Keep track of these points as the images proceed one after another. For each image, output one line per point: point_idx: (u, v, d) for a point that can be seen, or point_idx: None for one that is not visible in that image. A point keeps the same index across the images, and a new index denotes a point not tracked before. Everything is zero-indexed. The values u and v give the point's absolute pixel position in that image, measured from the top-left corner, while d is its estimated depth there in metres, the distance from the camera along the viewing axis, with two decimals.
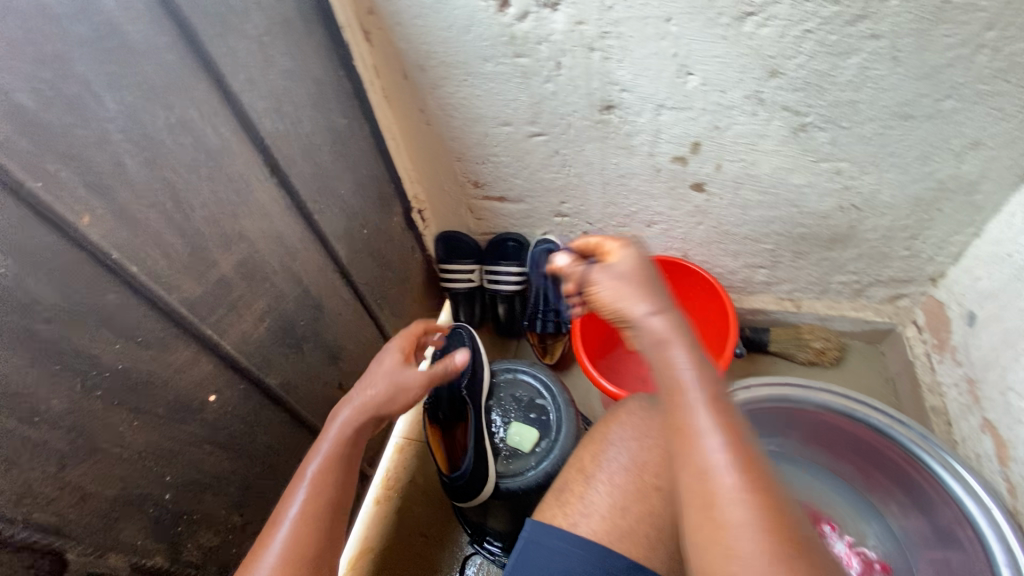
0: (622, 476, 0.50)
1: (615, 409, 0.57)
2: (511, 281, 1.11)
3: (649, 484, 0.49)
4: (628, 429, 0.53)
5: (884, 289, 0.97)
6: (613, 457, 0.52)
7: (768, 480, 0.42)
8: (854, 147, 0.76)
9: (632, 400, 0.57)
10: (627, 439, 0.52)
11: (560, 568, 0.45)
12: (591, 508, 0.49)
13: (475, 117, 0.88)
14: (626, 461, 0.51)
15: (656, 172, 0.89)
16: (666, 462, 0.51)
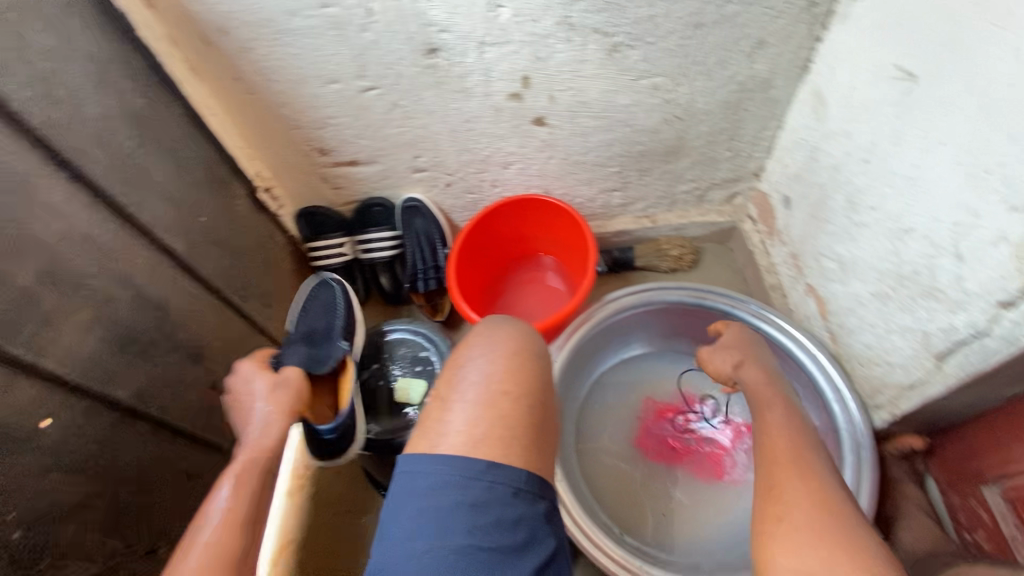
0: (475, 390, 0.52)
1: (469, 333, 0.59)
2: (385, 247, 1.09)
3: (502, 392, 0.51)
4: (480, 350, 0.55)
5: (720, 191, 1.08)
6: (467, 376, 0.53)
7: (826, 488, 0.53)
8: (663, 60, 0.82)
9: (482, 325, 0.59)
10: (479, 358, 0.54)
11: (425, 488, 0.46)
12: (450, 426, 0.50)
13: (299, 78, 0.83)
14: (478, 376, 0.53)
15: (497, 111, 0.90)
16: (514, 370, 0.54)
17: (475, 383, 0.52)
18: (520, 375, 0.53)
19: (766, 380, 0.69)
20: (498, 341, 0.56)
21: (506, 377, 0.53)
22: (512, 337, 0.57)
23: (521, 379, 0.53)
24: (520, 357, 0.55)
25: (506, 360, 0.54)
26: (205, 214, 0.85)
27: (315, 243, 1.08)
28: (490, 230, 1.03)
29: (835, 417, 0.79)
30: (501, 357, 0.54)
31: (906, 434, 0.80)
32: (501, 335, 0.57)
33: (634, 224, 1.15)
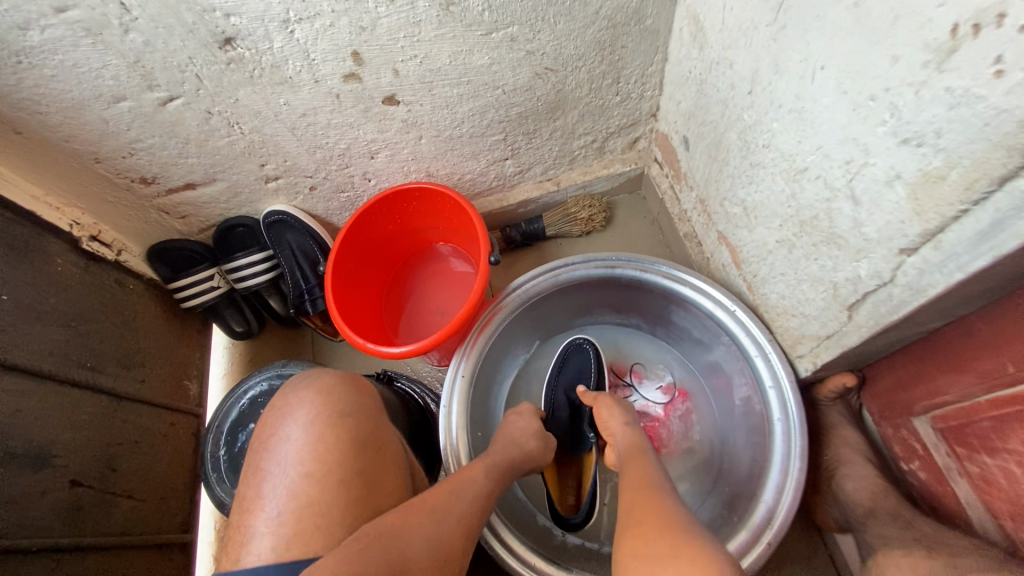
0: (295, 457, 0.50)
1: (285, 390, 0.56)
2: (257, 273, 0.96)
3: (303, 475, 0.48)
4: (284, 425, 0.52)
5: (620, 138, 0.97)
6: (271, 465, 0.50)
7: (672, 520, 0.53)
8: (511, 7, 0.69)
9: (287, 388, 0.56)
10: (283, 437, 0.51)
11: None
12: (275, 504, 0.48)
13: (74, 103, 0.67)
14: (296, 441, 0.51)
15: (336, 98, 0.76)
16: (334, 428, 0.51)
17: (282, 469, 0.49)
18: (336, 426, 0.52)
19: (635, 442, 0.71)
20: (301, 408, 0.53)
21: (314, 450, 0.50)
22: (315, 403, 0.53)
23: (331, 450, 0.50)
24: (332, 405, 0.53)
25: (313, 429, 0.51)
26: (5, 289, 0.70)
27: (179, 282, 0.94)
28: (370, 237, 0.90)
29: (761, 373, 0.74)
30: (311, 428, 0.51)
31: (840, 373, 0.74)
32: (301, 401, 0.53)
33: (537, 190, 1.03)
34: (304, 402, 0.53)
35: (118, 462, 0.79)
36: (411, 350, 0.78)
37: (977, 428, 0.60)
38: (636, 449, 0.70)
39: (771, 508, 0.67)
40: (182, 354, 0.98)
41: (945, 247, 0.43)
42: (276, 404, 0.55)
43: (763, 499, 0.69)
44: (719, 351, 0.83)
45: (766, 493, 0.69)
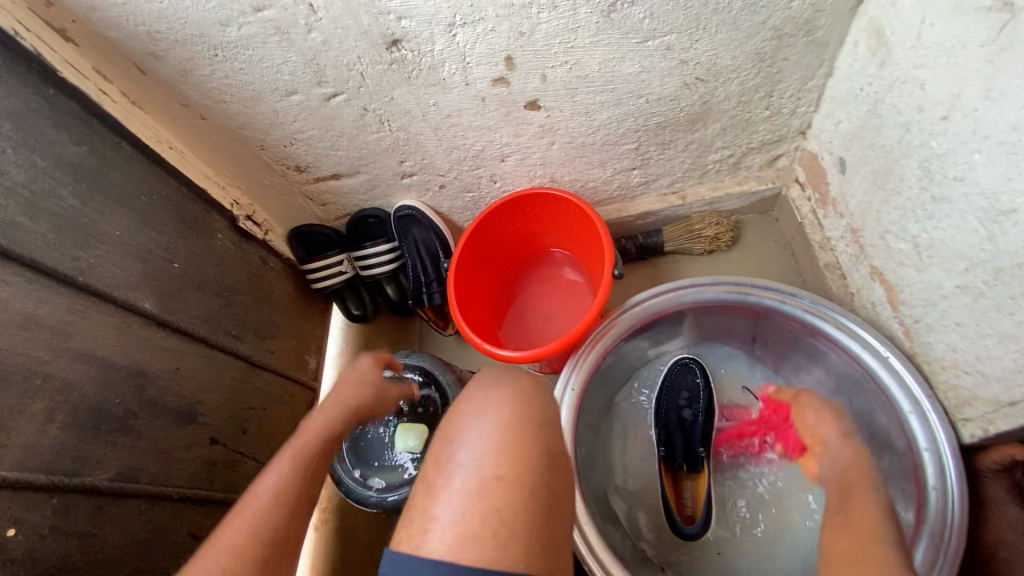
0: (464, 475, 0.45)
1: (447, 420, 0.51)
2: (382, 263, 1.00)
3: (497, 477, 0.44)
4: (484, 418, 0.49)
5: (759, 155, 0.92)
6: (457, 458, 0.46)
7: None
8: (674, 15, 0.67)
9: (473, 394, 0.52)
10: (473, 433, 0.48)
11: None
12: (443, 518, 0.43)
13: (252, 95, 0.73)
14: (467, 459, 0.46)
15: (482, 101, 0.77)
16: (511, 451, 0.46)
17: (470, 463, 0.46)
18: (519, 454, 0.46)
19: (853, 464, 0.62)
20: (501, 407, 0.49)
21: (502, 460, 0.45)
22: (512, 415, 0.49)
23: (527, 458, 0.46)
24: (520, 426, 0.48)
25: (503, 435, 0.47)
26: (181, 259, 0.77)
27: (311, 263, 1.00)
28: (490, 237, 0.92)
29: (914, 434, 0.67)
30: (511, 434, 0.47)
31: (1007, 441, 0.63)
32: (503, 401, 0.50)
33: (660, 203, 1.00)
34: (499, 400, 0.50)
35: (247, 424, 0.85)
36: (529, 356, 0.78)
37: None
38: (854, 467, 0.61)
39: None
40: (304, 330, 1.05)
41: None
42: (473, 394, 0.52)
43: None
44: (861, 399, 0.76)
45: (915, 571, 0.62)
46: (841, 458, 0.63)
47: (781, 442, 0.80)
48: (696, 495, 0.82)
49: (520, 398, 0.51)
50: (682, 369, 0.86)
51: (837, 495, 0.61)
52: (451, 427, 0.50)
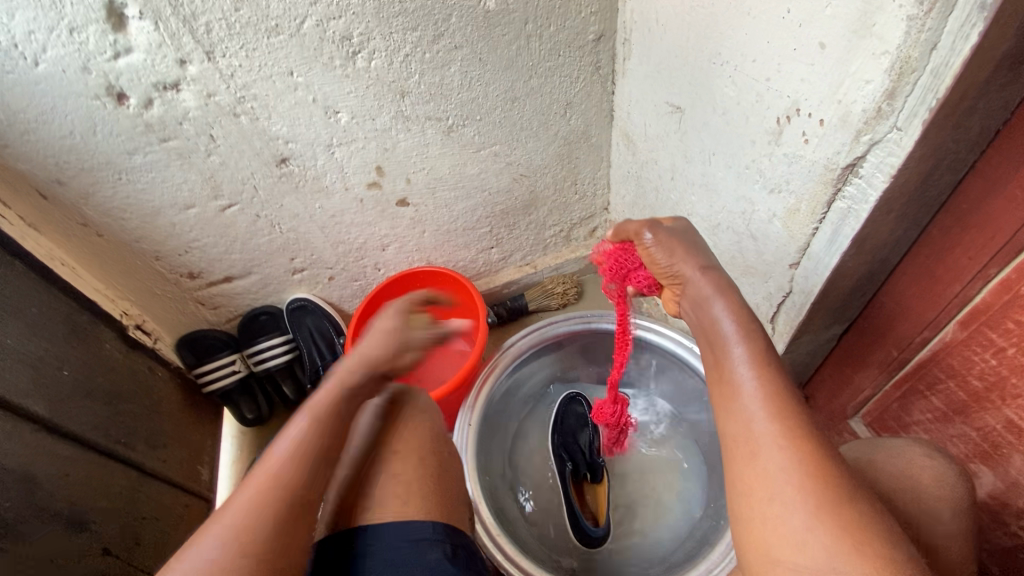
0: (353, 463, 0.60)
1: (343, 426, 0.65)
2: (276, 355, 1.07)
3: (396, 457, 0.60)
4: (377, 418, 0.63)
5: (582, 228, 1.21)
6: (348, 453, 0.61)
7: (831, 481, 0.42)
8: (494, 131, 0.95)
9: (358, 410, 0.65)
10: (371, 432, 0.62)
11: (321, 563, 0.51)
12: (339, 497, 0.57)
13: (152, 211, 0.84)
14: (356, 451, 0.61)
15: (360, 202, 0.96)
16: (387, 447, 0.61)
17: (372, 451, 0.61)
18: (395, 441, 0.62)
19: (723, 312, 0.53)
20: (392, 408, 0.65)
21: (397, 445, 0.61)
22: (398, 409, 0.65)
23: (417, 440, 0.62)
24: (394, 424, 0.63)
25: (380, 432, 0.62)
26: (69, 366, 0.80)
27: (204, 367, 1.04)
28: (379, 313, 1.06)
29: None
30: (401, 424, 0.63)
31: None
32: (392, 404, 0.65)
33: (518, 273, 1.24)
34: (387, 404, 0.65)
35: (141, 534, 0.82)
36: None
37: (891, 411, 0.75)
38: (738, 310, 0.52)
39: None
40: (197, 439, 1.04)
41: (814, 256, 0.64)
42: (366, 407, 0.65)
43: None
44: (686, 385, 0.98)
45: None
46: (709, 297, 0.54)
47: (633, 286, 0.69)
48: (597, 501, 0.93)
49: (405, 397, 0.67)
50: (571, 401, 1.00)
51: (706, 346, 0.53)
52: (352, 436, 0.62)
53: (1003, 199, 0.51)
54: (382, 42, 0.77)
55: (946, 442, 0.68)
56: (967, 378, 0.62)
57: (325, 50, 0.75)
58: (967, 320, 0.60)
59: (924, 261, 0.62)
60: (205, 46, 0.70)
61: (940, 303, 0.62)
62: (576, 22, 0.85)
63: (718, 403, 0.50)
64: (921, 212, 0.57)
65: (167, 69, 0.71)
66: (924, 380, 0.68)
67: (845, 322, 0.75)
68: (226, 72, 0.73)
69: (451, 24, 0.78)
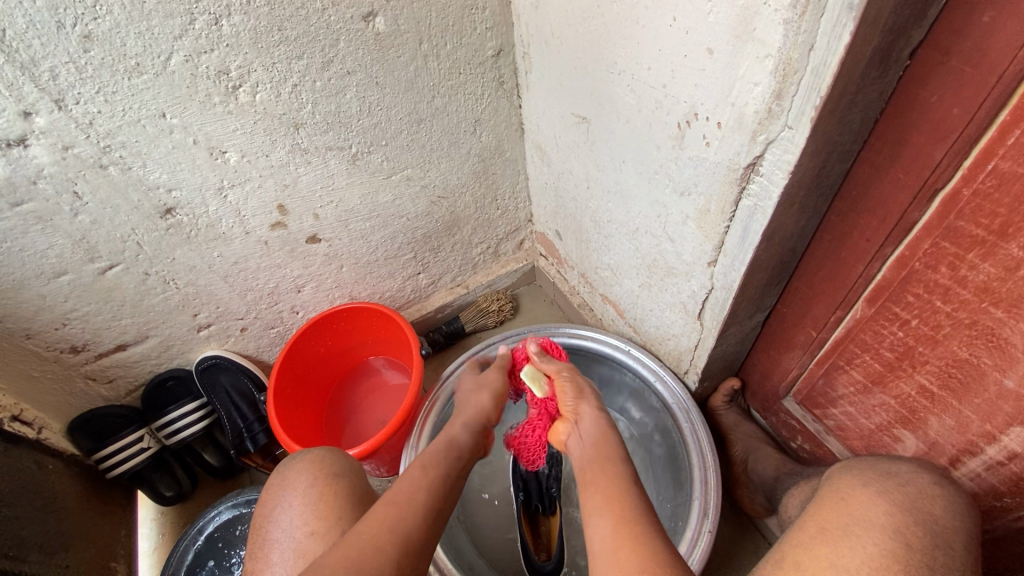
0: (281, 539, 0.53)
1: (264, 495, 0.58)
2: (190, 424, 0.97)
3: (312, 535, 0.52)
4: (288, 491, 0.57)
5: (508, 242, 1.20)
6: (272, 534, 0.54)
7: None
8: (403, 155, 0.91)
9: (280, 476, 0.59)
10: (282, 509, 0.55)
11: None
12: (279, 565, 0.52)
13: (12, 285, 0.73)
14: (284, 523, 0.54)
15: (266, 244, 0.89)
16: (323, 505, 0.55)
17: (287, 532, 0.54)
18: (323, 508, 0.55)
19: (597, 441, 0.65)
20: (300, 478, 0.58)
21: (310, 517, 0.54)
22: (309, 475, 0.58)
23: (331, 506, 0.55)
24: (322, 484, 0.57)
25: (305, 499, 0.56)
26: None
27: (102, 451, 0.91)
28: (303, 361, 0.98)
29: (662, 395, 0.90)
30: (312, 492, 0.56)
31: (729, 378, 0.94)
32: (299, 473, 0.58)
33: (449, 295, 1.20)
34: (291, 476, 0.58)
35: None
36: (369, 445, 0.85)
37: (818, 388, 0.79)
38: (602, 439, 0.65)
39: (701, 501, 0.78)
40: (109, 531, 0.92)
41: (729, 253, 0.65)
42: (275, 480, 0.59)
43: (694, 497, 0.79)
44: (626, 389, 0.98)
45: (696, 491, 0.79)
46: (591, 429, 0.67)
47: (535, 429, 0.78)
48: (548, 530, 0.90)
49: (308, 461, 0.60)
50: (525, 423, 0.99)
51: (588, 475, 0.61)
52: (262, 513, 0.57)
53: (890, 182, 0.54)
54: (266, 73, 0.70)
55: (870, 411, 0.71)
56: (880, 350, 0.65)
57: (200, 87, 0.68)
58: (873, 297, 0.63)
59: (828, 245, 0.64)
60: (53, 94, 0.61)
61: (847, 283, 0.65)
62: (473, 38, 0.83)
63: (595, 516, 0.55)
64: (820, 201, 0.59)
65: (8, 123, 0.61)
66: (844, 356, 0.71)
67: (766, 309, 0.78)
68: (84, 120, 0.64)
69: (340, 49, 0.73)
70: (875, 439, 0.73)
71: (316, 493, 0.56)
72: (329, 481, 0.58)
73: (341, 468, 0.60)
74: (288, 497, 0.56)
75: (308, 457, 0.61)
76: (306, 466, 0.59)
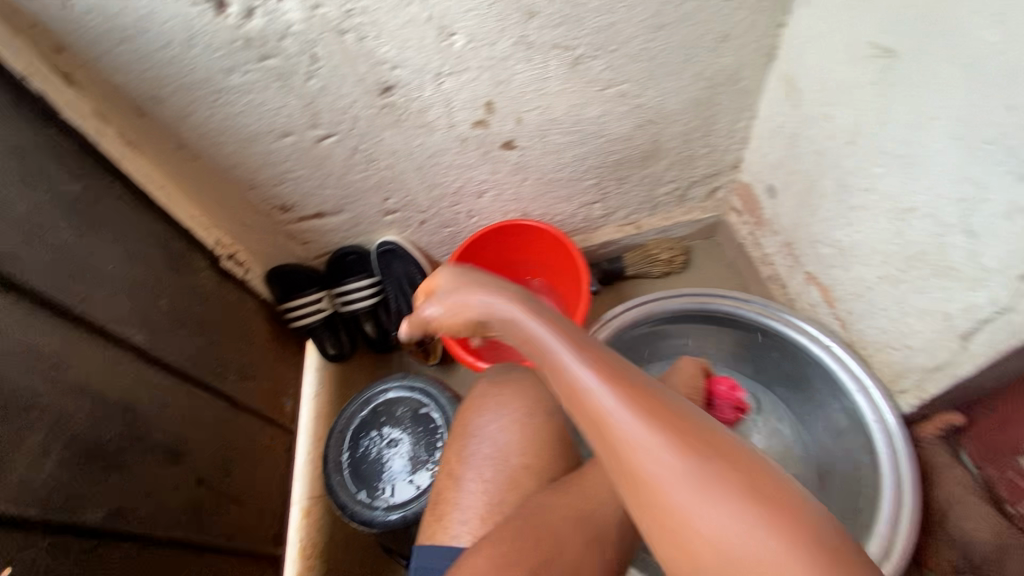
0: (489, 448, 0.65)
1: (474, 398, 0.70)
2: (363, 298, 1.03)
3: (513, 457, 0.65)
4: (501, 416, 0.67)
5: (701, 187, 1.05)
6: (481, 445, 0.66)
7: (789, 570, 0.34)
8: (628, 67, 0.79)
9: (490, 390, 0.69)
10: (489, 424, 0.67)
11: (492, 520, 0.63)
12: (480, 466, 0.65)
13: (248, 136, 0.78)
14: (494, 439, 0.66)
15: (463, 141, 0.86)
16: (526, 434, 0.66)
17: (490, 442, 0.66)
18: (529, 442, 0.65)
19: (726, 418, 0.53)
20: (510, 404, 0.68)
21: (512, 442, 0.65)
22: (519, 408, 0.67)
23: (532, 441, 0.65)
24: (530, 423, 0.66)
25: (514, 428, 0.66)
26: (167, 296, 0.78)
27: (290, 303, 1.01)
28: (470, 266, 0.97)
29: (861, 410, 0.76)
30: (519, 425, 0.66)
31: (945, 412, 0.77)
32: (511, 400, 0.68)
33: (619, 232, 1.11)
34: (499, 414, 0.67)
35: (231, 465, 0.84)
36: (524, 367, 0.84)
37: None
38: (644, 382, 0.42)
39: (887, 537, 0.67)
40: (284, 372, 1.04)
41: None
42: (485, 397, 0.69)
43: (878, 527, 0.69)
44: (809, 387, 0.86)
45: (880, 521, 0.69)
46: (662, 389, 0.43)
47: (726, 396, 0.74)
48: None
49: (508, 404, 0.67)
50: None
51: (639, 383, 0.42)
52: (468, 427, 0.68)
53: None
54: None
55: None
56: None
57: None
58: None
59: None
60: None
61: None
62: None
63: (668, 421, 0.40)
64: None
65: None
66: None
67: None
68: None
69: None
70: None
71: (527, 430, 0.66)
72: (535, 420, 0.67)
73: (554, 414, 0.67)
74: (501, 421, 0.66)
75: (522, 392, 0.68)
76: (519, 400, 0.68)
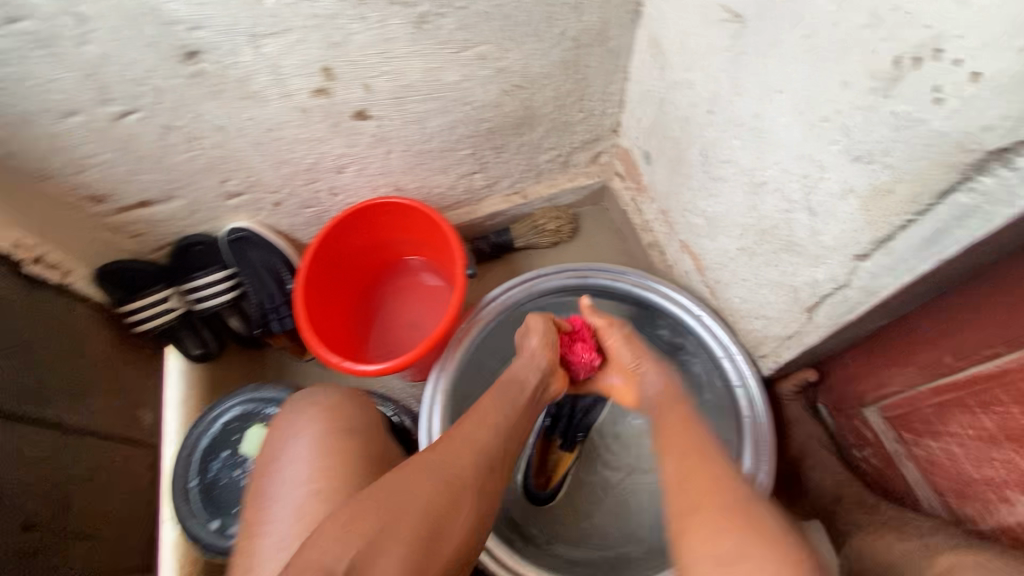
0: (292, 466, 0.57)
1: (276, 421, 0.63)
2: (217, 294, 0.91)
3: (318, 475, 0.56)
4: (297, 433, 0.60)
5: (583, 153, 1.01)
6: (281, 473, 0.57)
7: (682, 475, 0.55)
8: (482, 27, 0.71)
9: (287, 418, 0.61)
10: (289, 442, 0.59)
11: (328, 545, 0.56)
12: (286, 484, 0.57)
13: (17, 117, 0.63)
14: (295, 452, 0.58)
15: (305, 113, 0.75)
16: (332, 448, 0.58)
17: (291, 466, 0.58)
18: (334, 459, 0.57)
19: (665, 391, 0.70)
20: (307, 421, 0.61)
21: (319, 458, 0.57)
22: (318, 421, 0.60)
23: (342, 452, 0.58)
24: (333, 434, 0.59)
25: (315, 437, 0.59)
26: None
27: (131, 305, 0.88)
28: (340, 252, 0.88)
29: (728, 375, 0.78)
30: (322, 436, 0.59)
31: (803, 368, 0.80)
32: (307, 417, 0.61)
33: (504, 203, 1.05)
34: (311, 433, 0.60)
35: (70, 501, 0.74)
36: (388, 369, 0.76)
37: (921, 414, 0.66)
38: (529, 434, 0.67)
39: None
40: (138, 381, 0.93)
41: (893, 252, 0.48)
42: (284, 427, 0.61)
43: None
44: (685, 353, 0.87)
45: None
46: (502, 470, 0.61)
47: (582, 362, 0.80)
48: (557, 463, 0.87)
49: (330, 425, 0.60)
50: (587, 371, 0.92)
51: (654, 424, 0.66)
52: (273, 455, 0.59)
53: None
54: None
55: (983, 462, 0.59)
56: None
57: None
58: None
59: None
60: None
61: None
62: None
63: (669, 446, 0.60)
64: None
65: None
66: (978, 397, 0.57)
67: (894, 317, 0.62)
68: None
69: None
70: (972, 490, 0.62)
71: (330, 440, 0.59)
72: (339, 428, 0.60)
73: (362, 423, 0.62)
74: (297, 443, 0.59)
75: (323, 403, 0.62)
76: (320, 410, 0.61)
